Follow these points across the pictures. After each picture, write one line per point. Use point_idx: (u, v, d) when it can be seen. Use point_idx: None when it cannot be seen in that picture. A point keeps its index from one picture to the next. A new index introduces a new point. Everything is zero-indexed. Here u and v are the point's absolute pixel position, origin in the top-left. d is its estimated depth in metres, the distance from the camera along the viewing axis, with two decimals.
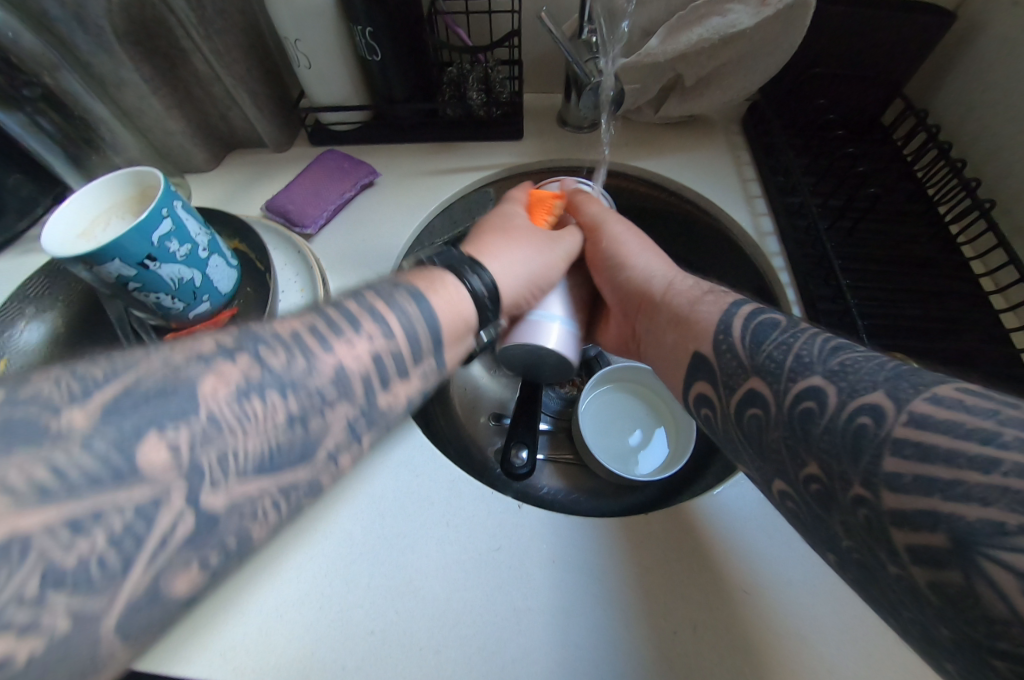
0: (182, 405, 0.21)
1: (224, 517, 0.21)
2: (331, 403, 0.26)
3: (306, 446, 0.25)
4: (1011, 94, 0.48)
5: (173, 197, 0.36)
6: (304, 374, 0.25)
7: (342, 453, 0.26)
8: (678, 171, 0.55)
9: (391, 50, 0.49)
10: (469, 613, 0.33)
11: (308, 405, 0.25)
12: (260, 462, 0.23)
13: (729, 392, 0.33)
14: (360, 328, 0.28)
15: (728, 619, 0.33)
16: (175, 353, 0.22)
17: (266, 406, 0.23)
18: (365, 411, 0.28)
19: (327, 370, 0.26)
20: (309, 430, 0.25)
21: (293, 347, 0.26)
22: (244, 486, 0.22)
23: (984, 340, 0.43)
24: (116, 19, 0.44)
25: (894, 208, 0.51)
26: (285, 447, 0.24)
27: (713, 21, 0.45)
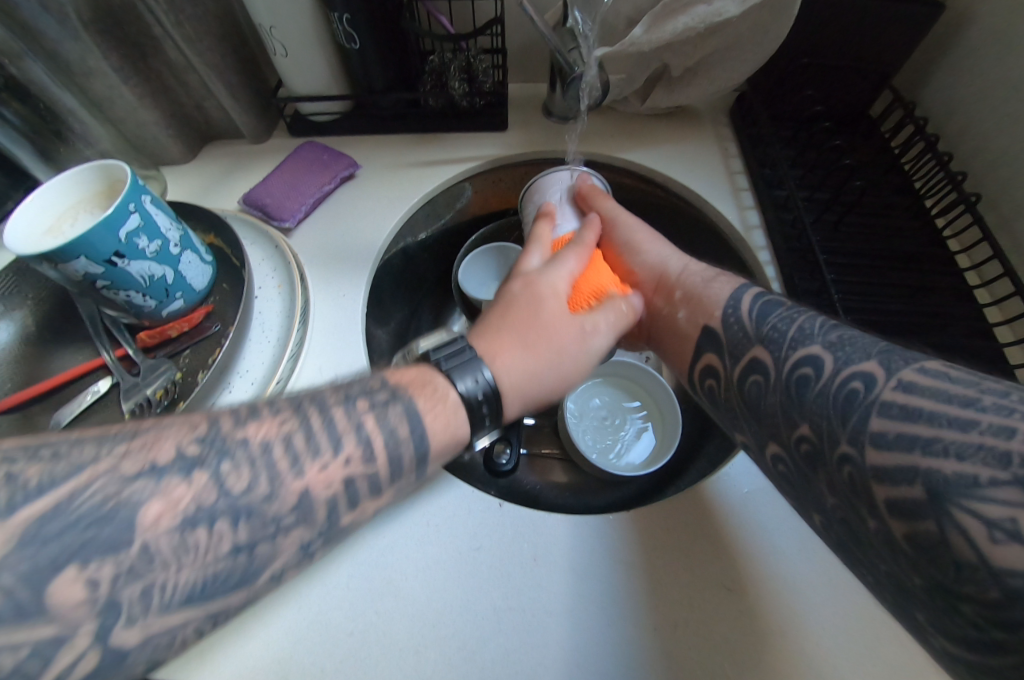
0: (113, 536, 0.19)
1: (133, 651, 0.19)
2: (288, 528, 0.23)
3: (246, 575, 0.22)
4: (998, 85, 0.48)
5: (141, 192, 0.35)
6: (264, 498, 0.23)
7: (286, 576, 0.24)
8: (665, 163, 0.54)
9: (370, 38, 0.48)
10: (449, 612, 0.32)
11: (260, 533, 0.23)
12: (191, 590, 0.21)
13: (733, 362, 0.35)
14: (341, 449, 0.26)
15: (714, 615, 0.33)
16: (132, 461, 0.21)
17: (209, 537, 0.21)
18: (323, 532, 0.25)
19: (291, 497, 0.24)
20: (254, 558, 0.22)
21: (261, 464, 0.23)
22: (166, 621, 0.20)
23: (966, 333, 0.44)
24: (82, 4, 0.42)
25: (881, 201, 0.51)
26: (225, 573, 0.22)
27: (698, 9, 0.43)
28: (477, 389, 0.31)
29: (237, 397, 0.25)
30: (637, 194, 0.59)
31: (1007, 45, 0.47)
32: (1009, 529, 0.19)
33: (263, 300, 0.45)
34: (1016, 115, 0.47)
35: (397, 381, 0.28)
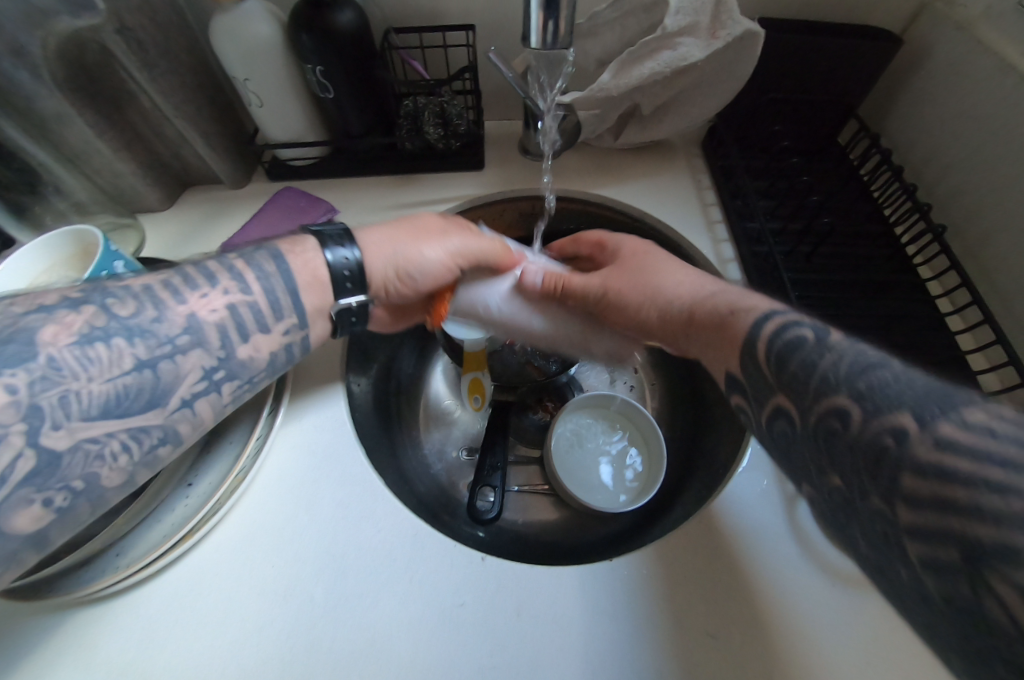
0: (19, 351, 0.25)
1: (66, 455, 0.26)
2: (183, 349, 0.30)
3: (156, 396, 0.29)
4: (956, 116, 0.49)
5: (113, 259, 0.36)
6: (154, 322, 0.30)
7: (199, 399, 0.31)
8: (640, 198, 0.55)
9: (344, 87, 0.49)
10: (436, 672, 0.32)
11: (156, 354, 0.29)
12: (105, 405, 0.27)
13: (759, 407, 0.30)
14: (217, 283, 0.33)
15: (737, 660, 0.32)
16: (22, 307, 0.27)
17: (111, 354, 0.28)
18: (221, 360, 0.32)
19: (178, 320, 0.31)
20: (159, 376, 0.29)
21: (144, 299, 0.30)
22: (86, 429, 0.26)
23: (941, 362, 0.44)
24: (54, 64, 0.43)
25: (852, 230, 0.52)
26: (129, 388, 0.28)
27: (664, 55, 0.45)
28: (347, 268, 0.39)
29: (92, 309, 0.28)
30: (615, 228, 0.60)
31: (960, 80, 0.49)
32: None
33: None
34: (975, 145, 0.48)
35: (284, 291, 0.35)
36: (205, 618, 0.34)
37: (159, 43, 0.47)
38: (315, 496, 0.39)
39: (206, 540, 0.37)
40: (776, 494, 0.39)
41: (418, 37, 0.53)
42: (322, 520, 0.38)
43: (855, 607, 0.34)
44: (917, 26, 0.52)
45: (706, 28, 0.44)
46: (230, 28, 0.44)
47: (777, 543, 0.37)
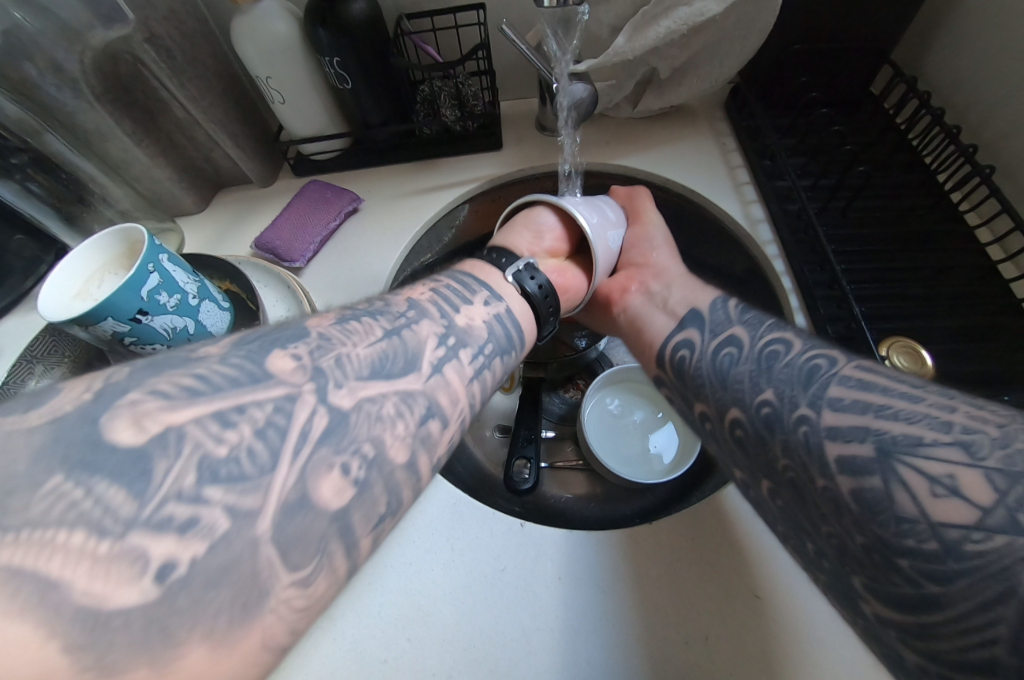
0: (297, 335, 0.25)
1: (351, 415, 0.23)
2: (415, 321, 0.30)
3: (409, 359, 0.27)
4: (1004, 52, 0.46)
5: (159, 252, 0.37)
6: (392, 306, 0.31)
7: (445, 364, 0.29)
8: (662, 165, 0.54)
9: (361, 77, 0.50)
10: (480, 635, 0.33)
11: (397, 324, 0.29)
12: (372, 367, 0.25)
13: (712, 336, 0.35)
14: (426, 288, 0.34)
15: (778, 629, 0.32)
16: (272, 320, 0.26)
17: (364, 326, 0.27)
18: (447, 328, 0.31)
19: (404, 304, 0.31)
20: (405, 341, 0.28)
21: (377, 308, 0.30)
22: (364, 388, 0.24)
23: (991, 313, 0.42)
24: (92, 77, 0.46)
25: (890, 181, 0.50)
26: (388, 352, 0.27)
27: (679, 12, 0.43)
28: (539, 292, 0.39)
29: (341, 308, 0.29)
30: (638, 199, 0.59)
31: (1004, 8, 0.45)
32: (948, 484, 0.20)
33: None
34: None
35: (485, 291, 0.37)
36: None
37: (185, 50, 0.49)
38: None
39: None
40: None
41: (429, 21, 0.53)
42: None
43: None
44: None
45: None
46: (249, 28, 0.46)
47: None
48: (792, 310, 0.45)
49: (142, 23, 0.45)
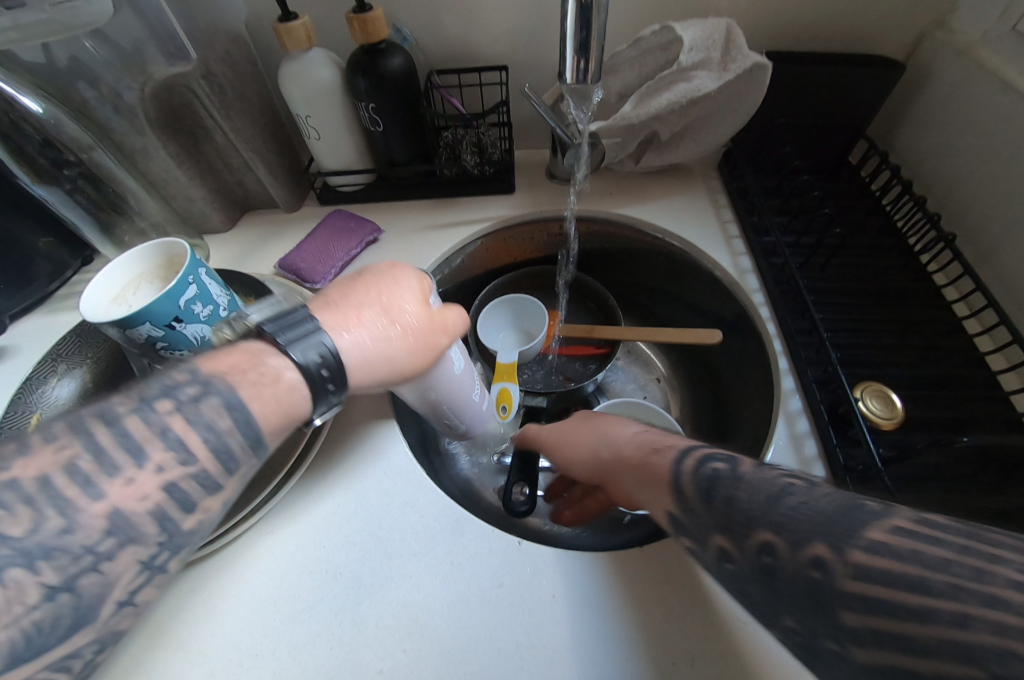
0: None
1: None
2: (109, 555, 0.23)
3: (83, 615, 0.23)
4: (961, 136, 0.53)
5: (199, 265, 0.41)
6: (62, 533, 0.22)
7: (142, 591, 0.24)
8: (659, 216, 0.59)
9: (392, 121, 0.55)
10: (475, 649, 0.34)
11: (79, 569, 0.22)
12: (13, 651, 0.20)
13: (798, 551, 0.23)
14: (144, 460, 0.24)
15: (763, 652, 0.33)
16: None
17: (13, 587, 0.20)
18: (163, 546, 0.25)
19: (98, 521, 0.22)
20: (81, 594, 0.22)
21: (43, 502, 0.22)
22: (13, 671, 0.21)
23: (958, 365, 0.46)
24: (148, 104, 0.51)
25: (865, 243, 0.55)
26: (47, 622, 0.21)
27: (679, 87, 0.49)
28: (323, 367, 0.30)
29: None
30: (636, 245, 0.64)
31: (961, 97, 0.53)
32: None
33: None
34: (980, 162, 0.51)
35: (238, 437, 0.27)
36: (264, 589, 0.37)
37: (235, 86, 0.55)
38: (361, 488, 0.42)
39: (262, 521, 0.40)
40: None
41: (456, 77, 0.60)
42: (371, 502, 0.41)
43: None
44: (921, 53, 0.58)
45: (717, 62, 0.49)
46: (296, 73, 0.51)
47: None
48: (775, 353, 0.48)
49: (202, 62, 0.51)
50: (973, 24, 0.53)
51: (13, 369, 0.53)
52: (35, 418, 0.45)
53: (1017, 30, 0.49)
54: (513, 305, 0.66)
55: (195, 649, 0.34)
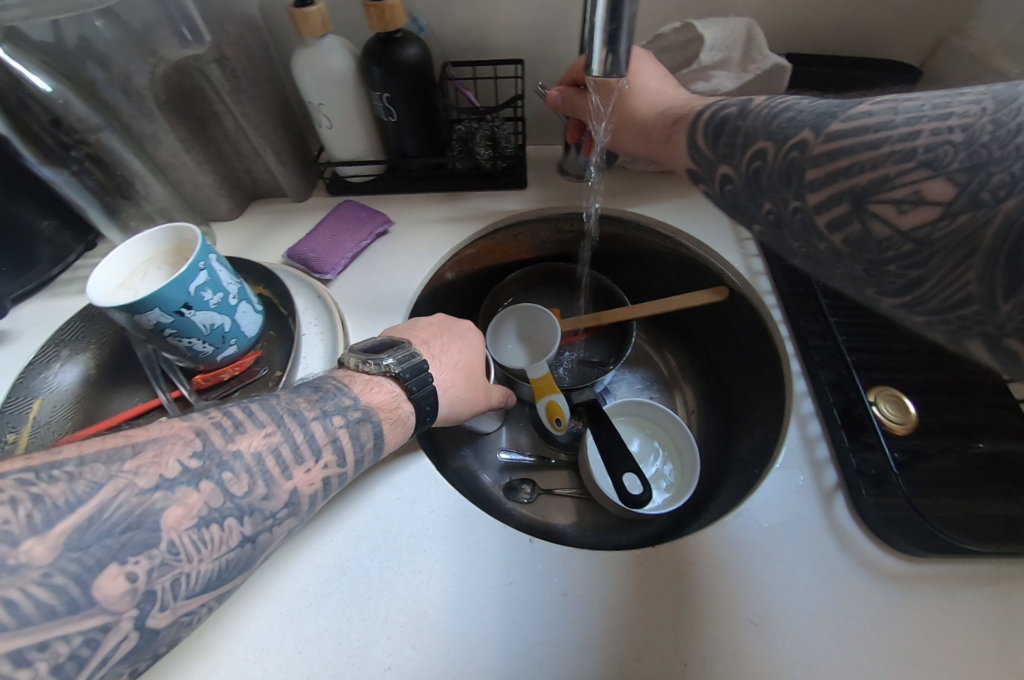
0: (146, 537, 0.24)
1: (163, 631, 0.24)
2: (282, 520, 0.30)
3: (250, 558, 0.28)
4: None
5: (210, 252, 0.40)
6: (263, 498, 0.28)
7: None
8: (672, 216, 0.59)
9: (405, 112, 0.55)
10: (485, 646, 0.33)
11: (260, 526, 0.28)
12: (208, 581, 0.26)
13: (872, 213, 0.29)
14: (320, 457, 0.32)
15: (772, 655, 0.33)
16: (144, 477, 0.25)
17: (224, 532, 0.26)
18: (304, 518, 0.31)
19: (283, 495, 0.29)
20: (257, 547, 0.28)
21: (256, 474, 0.28)
22: (188, 605, 0.25)
23: (967, 371, 0.46)
24: (159, 87, 0.50)
25: None
26: (233, 560, 0.27)
27: (699, 86, 0.49)
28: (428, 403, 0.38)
29: (212, 487, 0.26)
30: (647, 245, 0.63)
31: None
32: None
33: (308, 343, 0.49)
34: None
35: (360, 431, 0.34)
36: (271, 583, 0.36)
37: (247, 72, 0.54)
38: (370, 484, 0.41)
39: None
40: (812, 491, 0.40)
41: (471, 69, 0.59)
42: (379, 498, 0.41)
43: (898, 604, 0.34)
44: (936, 59, 0.58)
45: (738, 63, 0.49)
46: (310, 59, 0.51)
47: (812, 534, 0.38)
48: (787, 356, 0.48)
49: (215, 46, 0.50)
50: (990, 31, 0.53)
51: (15, 354, 0.52)
52: (36, 403, 0.44)
53: None
54: (520, 306, 0.66)
55: (201, 640, 0.34)
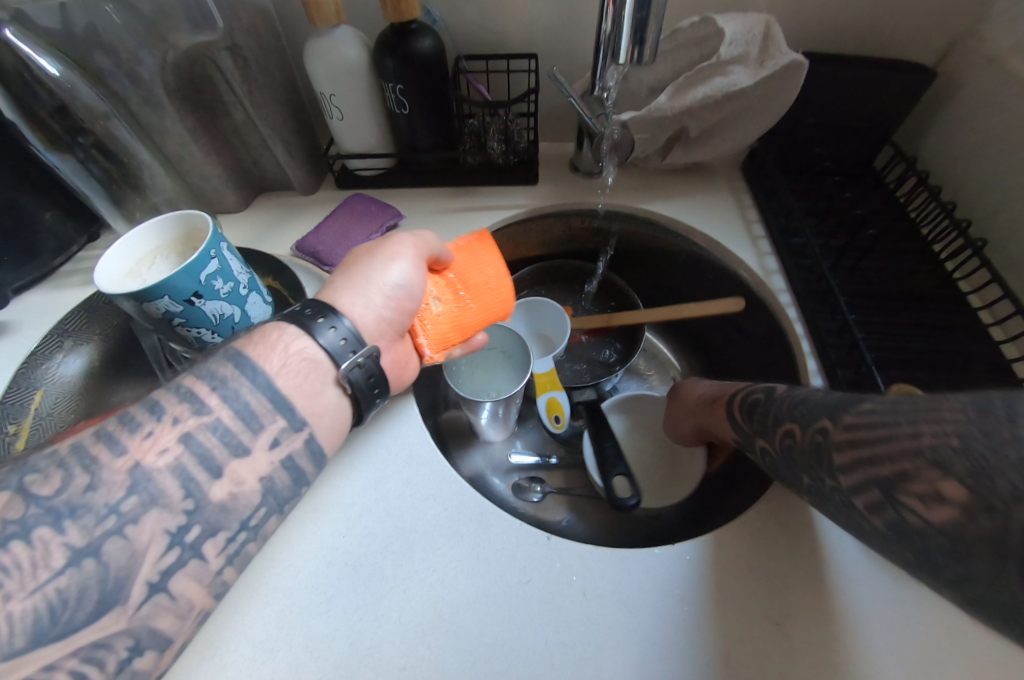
0: None
1: None
2: (133, 514, 0.26)
3: (110, 574, 0.25)
4: (992, 143, 0.53)
5: (222, 240, 0.39)
6: (87, 490, 0.26)
7: (171, 578, 0.27)
8: (686, 214, 0.58)
9: (418, 105, 0.54)
10: (503, 646, 0.33)
11: (100, 525, 0.25)
12: (39, 617, 0.23)
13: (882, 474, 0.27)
14: (162, 416, 0.29)
15: (796, 657, 0.32)
16: None
17: (42, 546, 0.24)
18: (185, 511, 0.28)
19: (118, 484, 0.26)
20: (106, 564, 0.25)
21: (70, 467, 0.26)
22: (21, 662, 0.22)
23: (986, 371, 0.45)
24: (168, 74, 0.49)
25: (893, 247, 0.54)
26: (75, 583, 0.24)
27: (716, 81, 0.49)
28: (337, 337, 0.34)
29: (8, 498, 0.24)
30: (658, 243, 0.63)
31: (993, 103, 0.53)
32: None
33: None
34: (1011, 168, 0.51)
35: (253, 394, 0.31)
36: (280, 580, 0.35)
37: (259, 61, 0.54)
38: (383, 480, 0.40)
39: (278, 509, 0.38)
40: None
41: (484, 63, 0.59)
42: (393, 493, 0.40)
43: (925, 606, 0.34)
44: (951, 59, 0.58)
45: (755, 58, 0.48)
46: (323, 48, 0.50)
47: (834, 534, 0.37)
48: (803, 356, 0.47)
49: (227, 33, 0.49)
50: (1006, 31, 0.53)
51: (16, 345, 0.51)
52: (37, 394, 0.43)
53: None
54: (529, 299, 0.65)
55: (207, 639, 0.33)
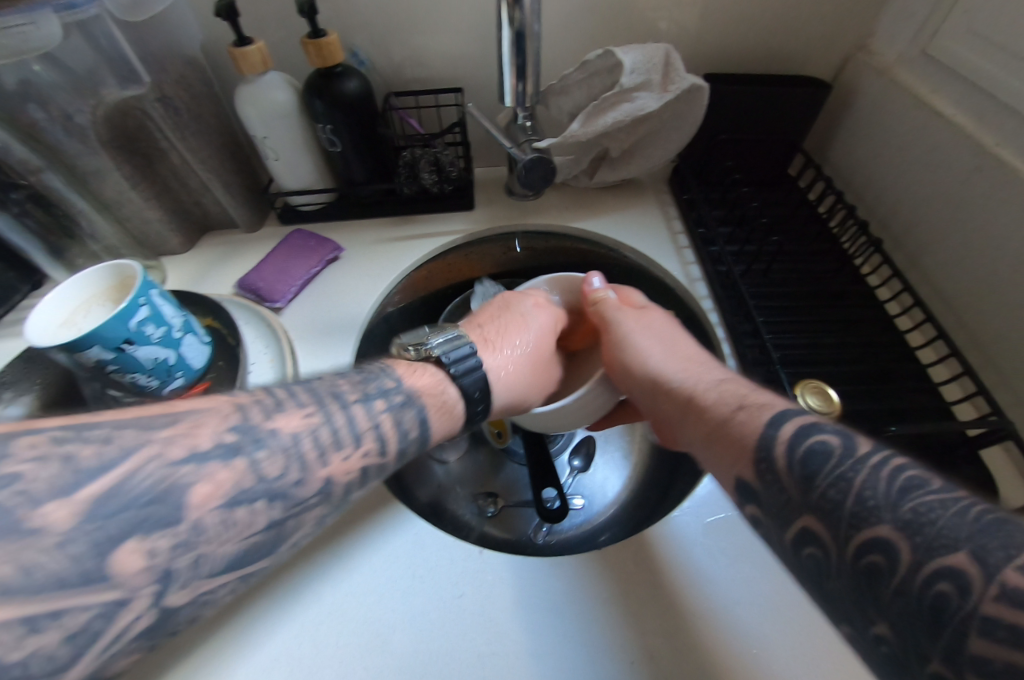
0: (168, 514, 0.24)
1: (183, 610, 0.25)
2: (311, 506, 0.30)
3: (280, 542, 0.29)
4: (885, 149, 0.58)
5: (151, 287, 0.40)
6: (295, 484, 0.29)
7: (307, 551, 0.31)
8: (613, 229, 0.62)
9: (350, 142, 0.57)
10: (436, 661, 0.34)
11: (291, 510, 0.29)
12: (231, 563, 0.26)
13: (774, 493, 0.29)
14: (360, 443, 0.33)
15: (709, 648, 0.34)
16: (177, 447, 0.25)
17: (248, 516, 0.27)
18: (336, 507, 0.32)
19: (316, 483, 0.30)
20: (286, 531, 0.29)
21: (292, 456, 0.29)
22: (208, 584, 0.26)
23: (892, 359, 0.49)
24: (101, 127, 0.51)
25: (804, 248, 0.58)
26: (257, 543, 0.27)
27: (624, 107, 0.52)
28: (475, 387, 0.41)
29: (241, 465, 0.27)
30: (593, 258, 0.66)
31: (882, 113, 0.58)
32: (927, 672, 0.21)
33: None
34: (900, 171, 0.56)
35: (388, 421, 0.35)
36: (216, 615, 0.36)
37: (191, 108, 0.56)
38: None
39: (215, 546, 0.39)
40: None
41: (414, 99, 0.62)
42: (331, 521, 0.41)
43: None
44: (845, 73, 0.63)
45: (658, 84, 0.52)
46: (251, 94, 0.52)
47: (748, 525, 0.39)
48: (723, 355, 0.50)
49: (155, 85, 0.51)
50: (888, 47, 0.58)
51: None
52: None
53: (926, 53, 0.54)
54: (471, 320, 0.68)
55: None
